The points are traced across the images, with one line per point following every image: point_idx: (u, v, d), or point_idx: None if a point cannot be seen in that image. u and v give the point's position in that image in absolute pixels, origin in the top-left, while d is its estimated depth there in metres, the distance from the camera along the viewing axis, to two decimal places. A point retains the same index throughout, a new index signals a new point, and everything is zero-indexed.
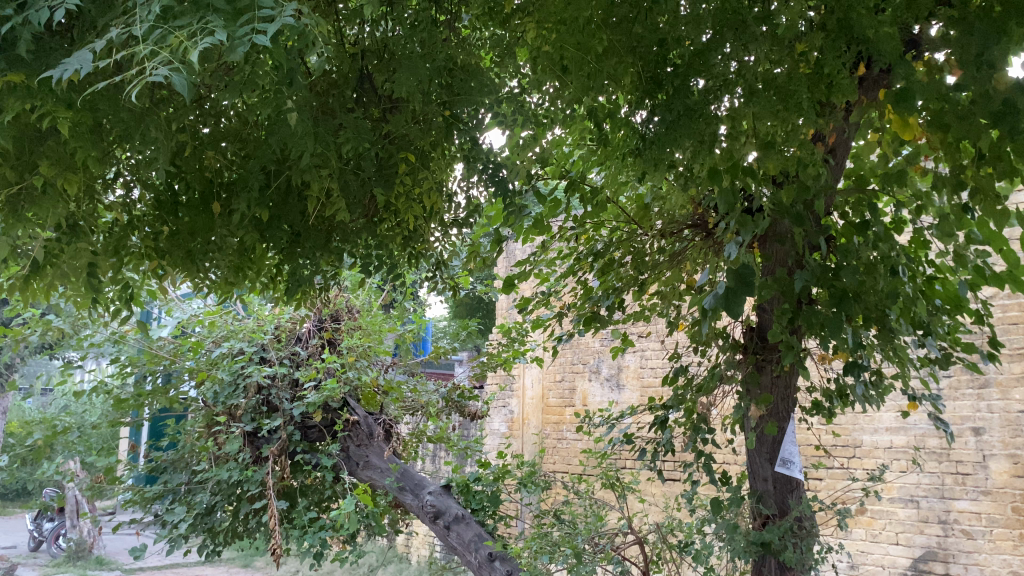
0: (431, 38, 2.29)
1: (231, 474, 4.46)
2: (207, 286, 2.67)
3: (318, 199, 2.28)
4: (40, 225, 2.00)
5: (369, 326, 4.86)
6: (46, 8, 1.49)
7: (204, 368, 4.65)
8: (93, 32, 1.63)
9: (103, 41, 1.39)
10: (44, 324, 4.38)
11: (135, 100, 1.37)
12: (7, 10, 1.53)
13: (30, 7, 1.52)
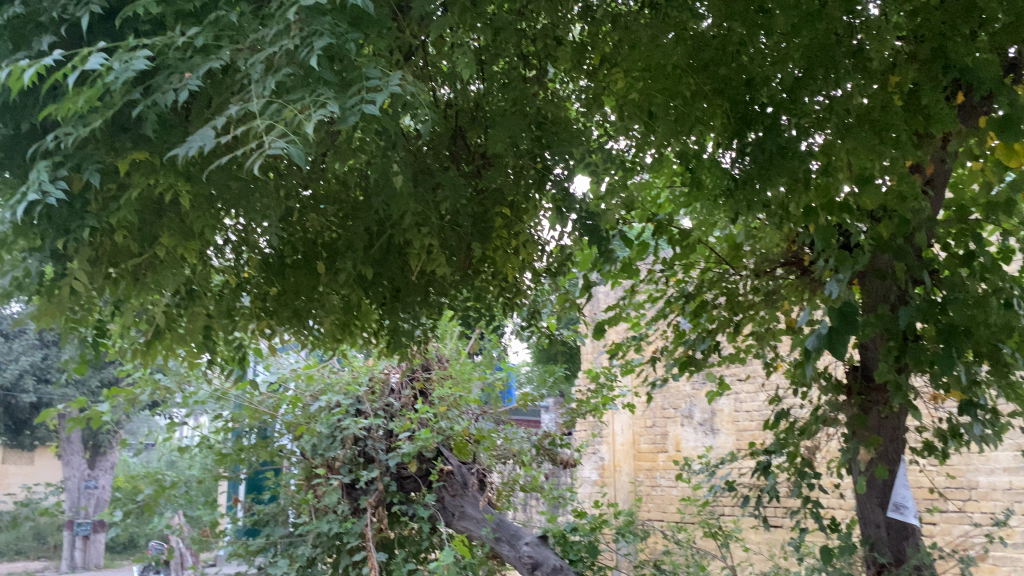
0: (522, 94, 2.39)
1: (331, 527, 4.53)
2: (312, 342, 2.76)
3: (420, 256, 2.36)
4: (160, 290, 2.13)
5: (458, 375, 4.82)
6: (172, 91, 1.67)
7: (303, 421, 4.75)
8: (214, 111, 1.79)
9: (223, 118, 1.54)
10: (153, 384, 4.60)
11: (257, 171, 1.51)
12: (135, 93, 1.71)
13: (157, 91, 1.70)
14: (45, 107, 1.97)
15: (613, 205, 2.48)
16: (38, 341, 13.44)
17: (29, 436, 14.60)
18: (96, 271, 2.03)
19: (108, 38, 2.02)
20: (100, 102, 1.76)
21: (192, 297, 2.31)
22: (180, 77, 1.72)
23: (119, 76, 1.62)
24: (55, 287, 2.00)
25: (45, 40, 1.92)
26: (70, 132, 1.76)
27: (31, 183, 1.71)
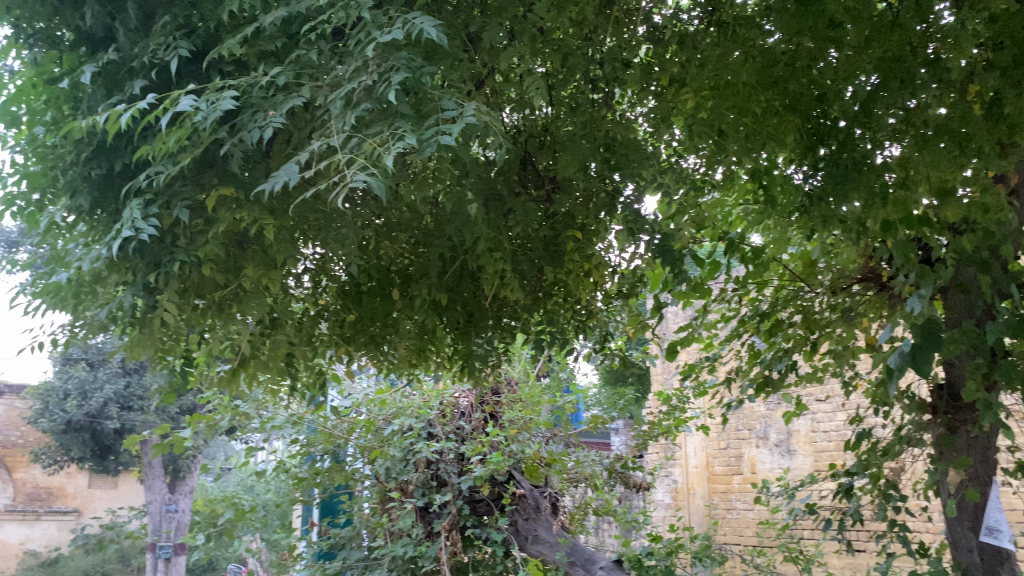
0: (591, 120, 2.39)
1: (406, 550, 4.54)
2: (388, 366, 2.80)
3: (494, 281, 2.39)
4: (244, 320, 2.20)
5: (528, 398, 4.85)
6: (257, 128, 1.75)
7: (376, 445, 4.81)
8: (296, 146, 1.87)
9: (306, 153, 1.63)
10: (232, 410, 4.72)
11: (341, 202, 1.60)
12: (222, 132, 1.80)
13: (242, 129, 1.79)
14: (138, 147, 2.08)
15: (684, 223, 2.44)
16: (122, 369, 13.93)
17: (114, 461, 15.09)
18: (184, 303, 2.11)
19: (195, 79, 2.13)
20: (189, 141, 1.86)
21: (274, 326, 2.38)
22: (264, 115, 1.81)
23: (208, 116, 1.71)
24: (145, 318, 2.08)
25: (137, 84, 2.03)
26: (161, 171, 1.85)
27: (125, 220, 1.80)
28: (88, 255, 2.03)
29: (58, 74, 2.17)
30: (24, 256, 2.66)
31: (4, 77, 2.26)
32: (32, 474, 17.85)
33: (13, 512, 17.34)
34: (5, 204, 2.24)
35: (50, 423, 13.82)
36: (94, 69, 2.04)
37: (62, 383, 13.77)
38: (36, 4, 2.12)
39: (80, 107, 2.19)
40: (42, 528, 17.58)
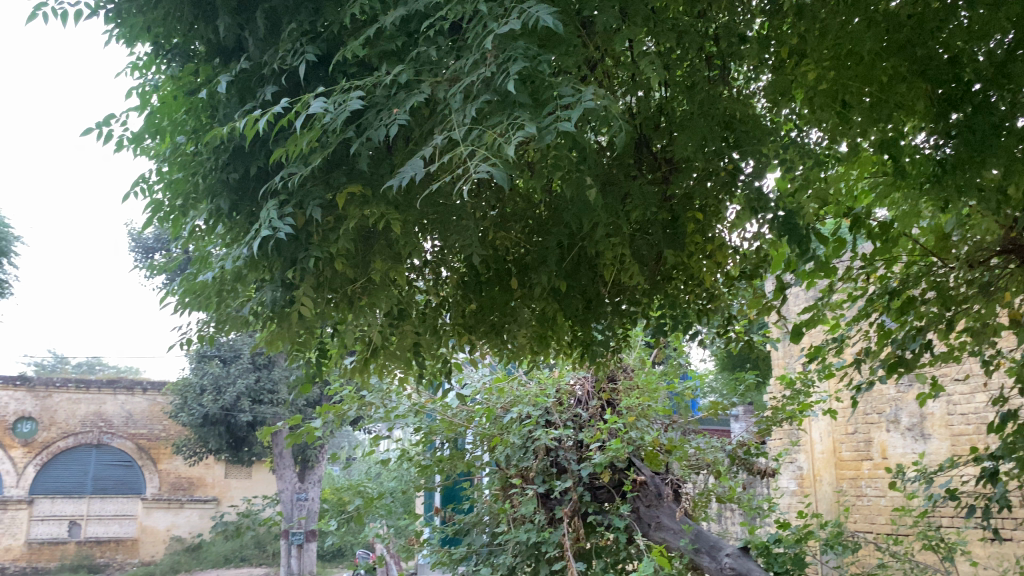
0: (710, 98, 2.34)
1: (529, 536, 4.56)
2: (508, 354, 2.85)
3: (613, 267, 2.39)
4: (373, 312, 2.28)
5: (645, 385, 4.79)
6: (383, 126, 1.82)
7: (497, 433, 4.87)
8: (421, 142, 1.94)
9: (429, 148, 1.69)
10: (359, 400, 4.96)
11: (466, 193, 1.66)
12: (348, 132, 1.88)
13: (369, 129, 1.86)
14: (271, 150, 2.19)
15: (807, 199, 2.48)
16: (252, 365, 14.69)
17: (247, 453, 15.98)
18: (317, 296, 2.21)
19: (322, 82, 2.22)
20: (318, 142, 1.95)
21: (401, 318, 2.49)
22: (388, 113, 1.88)
23: (336, 118, 1.79)
24: (281, 313, 2.20)
25: (269, 90, 2.14)
26: (293, 172, 1.96)
27: (263, 220, 1.91)
28: (229, 255, 2.17)
29: (196, 85, 2.31)
30: (169, 259, 2.90)
31: (148, 92, 2.43)
32: (175, 464, 19.08)
33: (160, 501, 18.57)
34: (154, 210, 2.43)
35: (189, 416, 14.70)
36: (229, 78, 2.16)
37: (199, 379, 14.64)
38: (175, 21, 2.27)
39: (217, 115, 2.32)
40: (186, 516, 18.83)
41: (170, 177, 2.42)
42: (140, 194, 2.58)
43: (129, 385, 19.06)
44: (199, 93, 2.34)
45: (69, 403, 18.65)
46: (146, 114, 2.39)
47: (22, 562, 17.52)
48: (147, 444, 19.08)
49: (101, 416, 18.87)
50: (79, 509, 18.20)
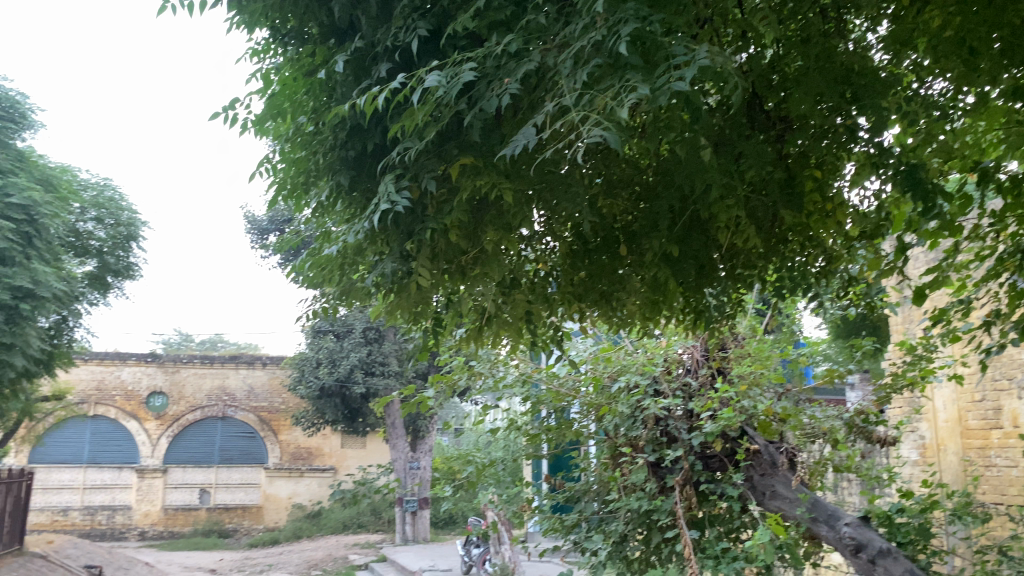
0: (827, 51, 2.30)
1: (641, 504, 4.56)
2: (618, 322, 2.84)
3: (728, 231, 2.33)
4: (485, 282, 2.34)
5: (757, 352, 4.73)
6: (494, 96, 1.86)
7: (605, 402, 4.88)
8: (532, 111, 1.97)
9: (541, 115, 1.71)
10: (468, 370, 5.10)
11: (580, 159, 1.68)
12: (461, 104, 1.92)
13: (481, 100, 1.89)
14: (386, 126, 2.26)
15: (930, 151, 2.38)
16: (364, 339, 15.15)
17: (362, 424, 16.62)
18: (433, 268, 2.28)
19: (433, 57, 2.27)
20: (431, 116, 2.00)
21: (511, 287, 2.54)
22: (499, 84, 1.91)
23: (450, 91, 1.83)
24: (400, 285, 2.28)
25: (384, 67, 2.21)
26: (409, 147, 2.02)
27: (382, 195, 1.98)
28: (349, 230, 2.26)
29: (314, 66, 2.40)
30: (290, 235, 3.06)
31: (269, 76, 2.55)
32: (295, 436, 19.93)
33: (282, 470, 19.51)
34: (277, 188, 2.56)
35: (307, 389, 15.35)
36: (345, 59, 2.24)
37: (315, 353, 15.27)
38: (291, 6, 2.37)
39: (334, 94, 2.41)
40: (306, 484, 19.60)
41: (291, 156, 2.53)
42: (264, 175, 2.71)
43: (250, 360, 20.05)
44: (317, 74, 2.44)
45: (195, 378, 19.81)
46: (268, 97, 2.51)
47: (160, 526, 18.82)
48: (268, 417, 20.02)
49: (226, 390, 19.94)
50: (208, 477, 19.36)
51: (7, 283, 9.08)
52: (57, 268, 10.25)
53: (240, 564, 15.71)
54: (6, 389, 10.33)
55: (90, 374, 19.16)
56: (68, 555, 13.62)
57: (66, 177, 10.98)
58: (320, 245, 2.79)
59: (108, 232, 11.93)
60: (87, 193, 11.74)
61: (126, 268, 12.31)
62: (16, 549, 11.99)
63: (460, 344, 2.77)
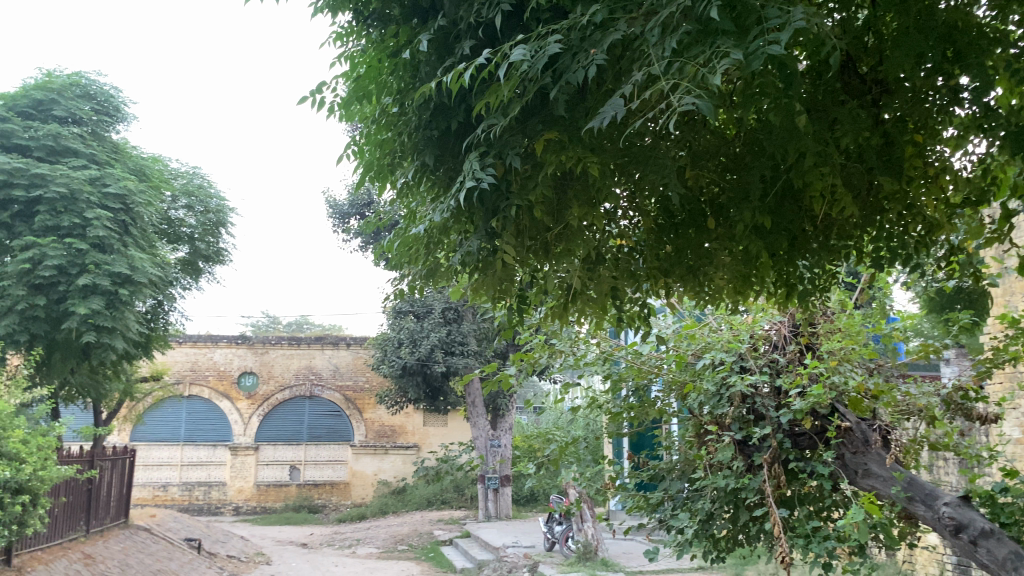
0: (928, 6, 2.18)
1: (728, 482, 4.43)
2: (705, 297, 2.80)
3: (822, 199, 2.25)
4: (571, 258, 2.33)
5: (847, 326, 4.55)
6: (580, 68, 1.83)
7: (689, 379, 4.81)
8: (618, 82, 1.94)
9: (630, 85, 1.69)
10: (549, 348, 5.11)
11: (670, 128, 1.66)
12: (546, 78, 1.90)
13: (566, 72, 1.87)
14: (470, 103, 2.27)
15: None
16: (443, 319, 15.35)
17: (444, 402, 16.90)
18: (518, 244, 2.28)
19: (516, 31, 2.27)
20: (516, 92, 2.00)
21: (596, 263, 2.52)
22: (584, 55, 1.88)
23: (535, 64, 1.81)
24: (485, 262, 2.29)
25: (467, 44, 2.21)
26: (493, 124, 2.02)
27: (467, 172, 1.99)
28: (435, 208, 2.28)
29: (398, 47, 2.44)
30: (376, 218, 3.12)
31: (354, 58, 2.59)
32: (379, 414, 20.37)
33: (367, 447, 19.99)
34: (364, 170, 2.61)
35: (390, 368, 15.66)
36: (428, 36, 2.26)
37: (396, 333, 15.54)
38: None
39: (417, 74, 2.44)
40: (391, 461, 19.98)
41: (376, 137, 2.57)
42: (350, 157, 2.77)
43: (334, 340, 20.58)
44: (400, 54, 2.46)
45: (283, 358, 20.44)
46: (353, 79, 2.55)
47: (253, 501, 19.57)
48: (353, 395, 20.53)
49: (312, 370, 20.53)
50: (298, 454, 20.01)
51: (107, 269, 9.43)
52: (153, 254, 10.69)
53: (330, 538, 16.21)
54: (110, 370, 10.87)
55: (185, 356, 20.01)
56: (170, 528, 14.29)
57: (158, 166, 11.42)
58: (407, 224, 2.84)
59: (198, 219, 12.38)
60: (178, 181, 12.19)
61: (217, 253, 12.74)
62: (123, 521, 12.66)
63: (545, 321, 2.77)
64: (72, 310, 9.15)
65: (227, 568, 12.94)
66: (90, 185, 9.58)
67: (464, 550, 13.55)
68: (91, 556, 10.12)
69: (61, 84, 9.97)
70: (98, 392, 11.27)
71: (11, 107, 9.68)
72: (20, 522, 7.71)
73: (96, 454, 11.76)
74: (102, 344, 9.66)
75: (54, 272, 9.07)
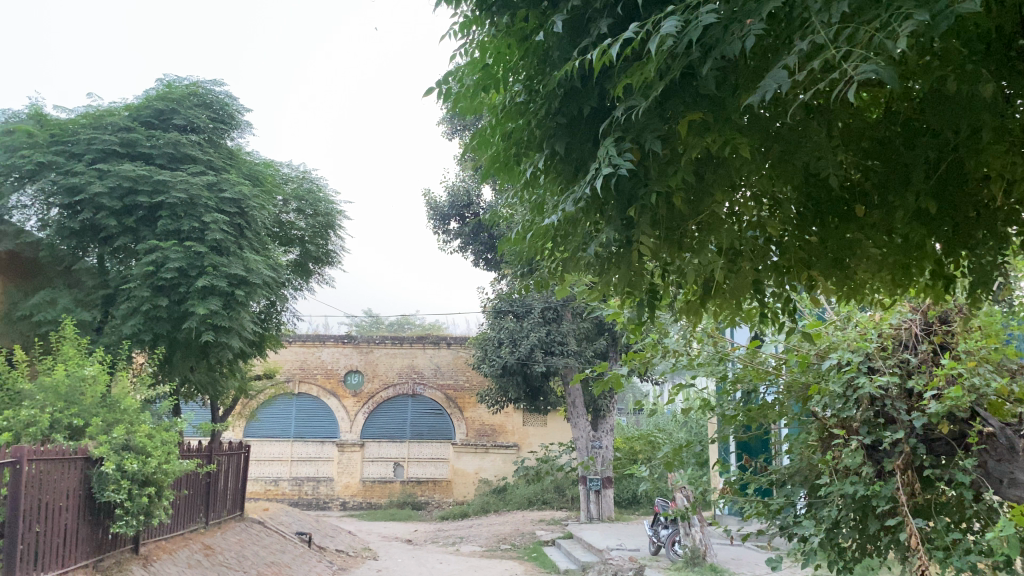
0: None
1: (856, 490, 4.13)
2: (849, 293, 2.66)
3: (997, 178, 2.13)
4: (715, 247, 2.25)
5: (987, 325, 4.21)
6: (738, 40, 1.77)
7: (813, 381, 4.54)
8: (784, 51, 1.90)
9: (796, 56, 1.66)
10: (662, 348, 4.97)
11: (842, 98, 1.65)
12: (695, 53, 1.84)
13: (720, 44, 1.80)
14: (605, 84, 2.21)
15: None
16: (543, 319, 15.30)
17: (544, 402, 16.92)
18: (655, 234, 2.21)
19: (656, 6, 2.23)
20: (659, 71, 1.96)
21: (737, 255, 2.42)
22: (737, 26, 1.81)
23: (688, 37, 1.76)
24: (620, 256, 2.23)
25: (606, 22, 2.17)
26: (634, 106, 1.98)
27: (603, 158, 1.95)
28: (566, 198, 2.21)
29: (531, 30, 2.42)
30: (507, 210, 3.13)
31: (481, 46, 2.57)
32: (479, 413, 20.52)
33: (468, 446, 20.17)
34: (491, 163, 2.61)
35: (491, 367, 15.71)
36: (564, 17, 2.24)
37: (496, 333, 15.57)
38: None
39: (549, 59, 2.41)
40: (491, 459, 20.13)
41: (503, 127, 2.55)
42: (471, 147, 2.74)
43: (435, 340, 20.87)
44: (532, 39, 2.43)
45: (387, 357, 20.86)
46: (481, 69, 2.55)
47: (359, 497, 20.02)
48: (455, 394, 20.74)
49: (415, 369, 20.87)
50: (402, 452, 20.36)
51: (224, 270, 9.76)
52: (266, 255, 11.04)
53: (434, 536, 16.39)
54: (226, 368, 11.29)
55: (294, 355, 20.70)
56: (283, 521, 14.78)
57: (270, 171, 11.80)
58: (534, 216, 2.79)
59: (308, 222, 12.74)
60: (289, 185, 12.58)
61: (325, 255, 13.16)
62: (239, 514, 13.12)
63: (677, 316, 2.67)
64: (193, 310, 9.52)
65: (336, 562, 13.25)
66: (208, 191, 9.99)
67: (567, 551, 13.46)
68: (211, 547, 10.54)
69: (181, 94, 10.36)
70: (216, 390, 11.72)
71: (135, 116, 10.15)
72: (147, 513, 8.06)
73: (215, 449, 12.24)
74: (220, 343, 10.05)
75: (175, 274, 9.44)
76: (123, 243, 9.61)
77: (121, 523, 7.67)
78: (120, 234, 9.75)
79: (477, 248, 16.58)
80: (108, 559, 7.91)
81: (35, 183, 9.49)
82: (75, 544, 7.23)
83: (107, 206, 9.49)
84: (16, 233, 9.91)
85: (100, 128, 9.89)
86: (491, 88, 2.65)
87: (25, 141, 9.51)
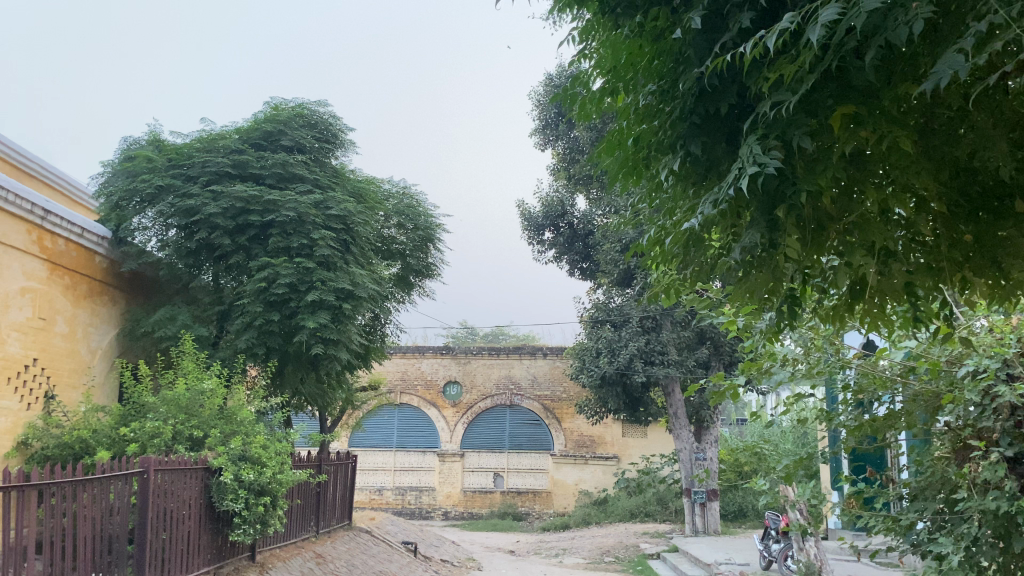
0: None
1: (999, 505, 3.77)
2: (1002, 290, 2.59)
3: None
4: (865, 247, 2.24)
5: None
6: (903, 24, 1.77)
7: (944, 389, 4.27)
8: (952, 40, 1.91)
9: (979, 30, 1.66)
10: (777, 355, 4.83)
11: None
12: (853, 41, 1.85)
13: (883, 31, 1.81)
14: (744, 81, 2.23)
15: None
16: (642, 328, 15.04)
17: (644, 412, 16.69)
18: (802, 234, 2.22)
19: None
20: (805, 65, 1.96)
21: (887, 257, 2.40)
22: (899, 12, 1.81)
23: (850, 22, 1.75)
24: (763, 258, 2.24)
25: (746, 16, 2.17)
26: (783, 102, 2.00)
27: (747, 157, 2.01)
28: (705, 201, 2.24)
29: (664, 27, 2.43)
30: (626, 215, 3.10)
31: (613, 48, 2.64)
32: (578, 423, 20.34)
33: (568, 456, 20.05)
34: (623, 166, 2.68)
35: (590, 377, 15.58)
36: (700, 15, 2.24)
37: (595, 342, 15.43)
38: None
39: (682, 58, 2.40)
40: (591, 470, 19.93)
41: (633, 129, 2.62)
42: (598, 147, 2.79)
43: (532, 350, 20.86)
44: (665, 37, 2.45)
45: (485, 368, 21.01)
46: (613, 68, 2.64)
47: (461, 507, 20.20)
48: (552, 405, 20.64)
49: (512, 379, 20.90)
50: (501, 462, 20.44)
51: (332, 285, 10.02)
52: (370, 269, 11.28)
53: (536, 547, 16.36)
54: (334, 380, 11.59)
55: (396, 366, 21.18)
56: (389, 530, 15.07)
57: (372, 187, 12.06)
58: (665, 222, 2.75)
59: (410, 235, 12.98)
60: (390, 201, 12.83)
61: (426, 267, 13.36)
62: (348, 523, 13.43)
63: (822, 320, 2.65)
64: (303, 323, 9.81)
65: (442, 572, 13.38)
66: (315, 208, 10.28)
67: (673, 565, 13.18)
68: (322, 556, 10.78)
69: (287, 116, 10.67)
70: (325, 401, 12.04)
71: (246, 139, 10.58)
72: (264, 521, 8.31)
73: (324, 460, 12.57)
74: (329, 356, 10.32)
75: (286, 289, 9.75)
76: (238, 260, 10.01)
77: (239, 531, 7.93)
78: (234, 252, 10.16)
79: (574, 257, 16.55)
80: (226, 565, 8.19)
81: (155, 205, 9.98)
82: (198, 550, 7.52)
83: (221, 225, 9.90)
84: (138, 254, 10.15)
85: (213, 150, 10.33)
86: (618, 89, 2.68)
87: (144, 166, 10.07)
